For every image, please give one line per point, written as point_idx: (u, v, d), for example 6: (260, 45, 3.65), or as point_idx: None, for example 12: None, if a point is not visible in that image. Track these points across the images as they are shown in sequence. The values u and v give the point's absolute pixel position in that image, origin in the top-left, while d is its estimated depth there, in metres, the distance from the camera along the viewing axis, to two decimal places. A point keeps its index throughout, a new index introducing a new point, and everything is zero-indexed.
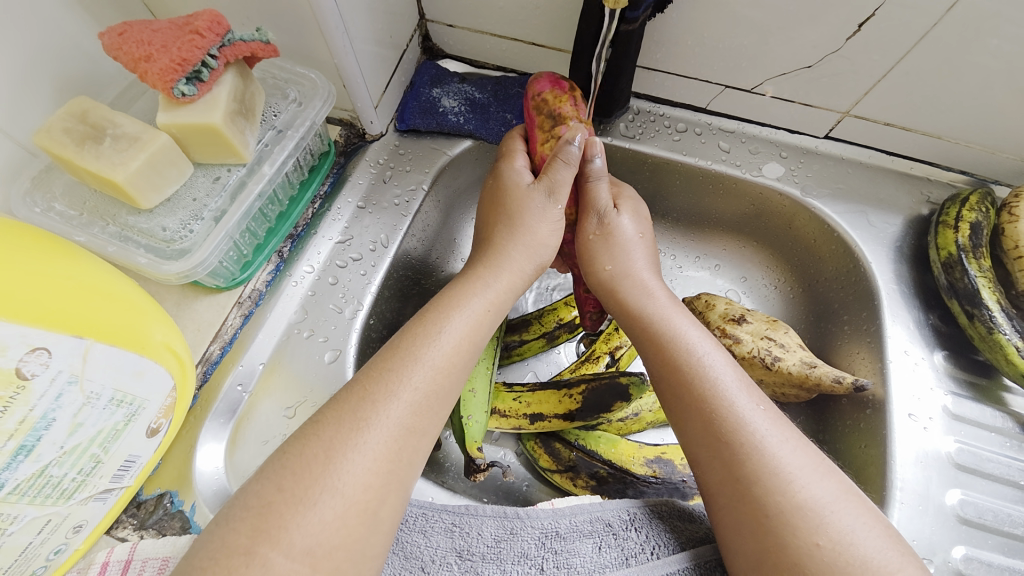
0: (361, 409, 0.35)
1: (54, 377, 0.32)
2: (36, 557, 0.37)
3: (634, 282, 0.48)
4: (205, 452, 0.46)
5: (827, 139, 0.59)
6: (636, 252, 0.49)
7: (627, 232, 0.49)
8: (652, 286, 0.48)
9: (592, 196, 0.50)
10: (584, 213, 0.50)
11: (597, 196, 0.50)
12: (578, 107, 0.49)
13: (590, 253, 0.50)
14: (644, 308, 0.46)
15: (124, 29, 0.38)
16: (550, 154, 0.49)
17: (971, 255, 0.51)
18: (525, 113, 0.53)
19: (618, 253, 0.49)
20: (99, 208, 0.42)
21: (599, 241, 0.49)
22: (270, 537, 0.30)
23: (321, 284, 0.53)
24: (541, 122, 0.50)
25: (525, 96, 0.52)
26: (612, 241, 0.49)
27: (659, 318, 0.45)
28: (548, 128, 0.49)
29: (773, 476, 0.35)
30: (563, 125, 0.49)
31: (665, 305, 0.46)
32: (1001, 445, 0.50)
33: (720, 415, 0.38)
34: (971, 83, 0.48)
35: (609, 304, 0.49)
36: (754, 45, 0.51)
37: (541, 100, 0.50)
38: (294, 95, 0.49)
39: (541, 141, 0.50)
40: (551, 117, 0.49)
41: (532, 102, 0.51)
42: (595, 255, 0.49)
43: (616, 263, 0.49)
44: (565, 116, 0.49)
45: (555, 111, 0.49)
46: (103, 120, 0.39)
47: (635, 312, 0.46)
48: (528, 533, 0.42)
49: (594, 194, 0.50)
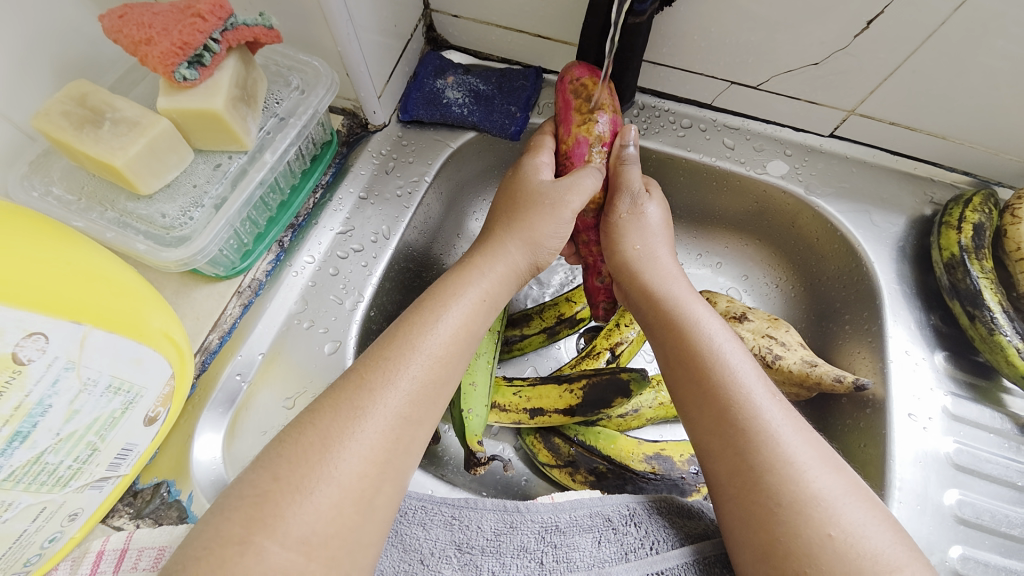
0: (359, 398, 0.35)
1: (50, 363, 0.31)
2: (31, 544, 0.37)
3: (657, 267, 0.48)
4: (203, 442, 0.45)
5: (832, 137, 0.59)
6: (660, 239, 0.50)
7: (654, 219, 0.50)
8: (669, 275, 0.48)
9: (625, 177, 0.49)
10: (616, 193, 0.50)
11: (630, 179, 0.49)
12: (612, 95, 0.49)
13: (619, 232, 0.50)
14: (661, 295, 0.46)
15: (125, 12, 0.37)
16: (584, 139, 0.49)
17: (974, 256, 0.51)
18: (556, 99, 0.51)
19: (646, 236, 0.49)
20: (97, 193, 0.41)
21: (631, 221, 0.50)
22: (265, 527, 0.30)
23: (321, 274, 0.52)
24: (578, 106, 0.48)
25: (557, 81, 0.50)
26: (643, 222, 0.50)
27: (676, 306, 0.45)
28: (585, 111, 0.48)
29: (786, 466, 0.35)
30: (602, 110, 0.48)
31: (683, 294, 0.46)
32: (999, 447, 0.50)
33: (734, 403, 0.38)
34: (979, 83, 0.48)
35: (627, 290, 0.49)
36: (762, 41, 0.51)
37: (580, 86, 0.48)
38: (297, 82, 0.48)
39: (575, 124, 0.49)
40: (589, 102, 0.48)
41: (568, 86, 0.49)
42: (625, 233, 0.50)
43: (645, 244, 0.49)
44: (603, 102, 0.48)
45: (593, 96, 0.48)
46: (103, 104, 0.38)
47: (651, 300, 0.46)
48: (528, 527, 0.41)
49: (629, 177, 0.49)
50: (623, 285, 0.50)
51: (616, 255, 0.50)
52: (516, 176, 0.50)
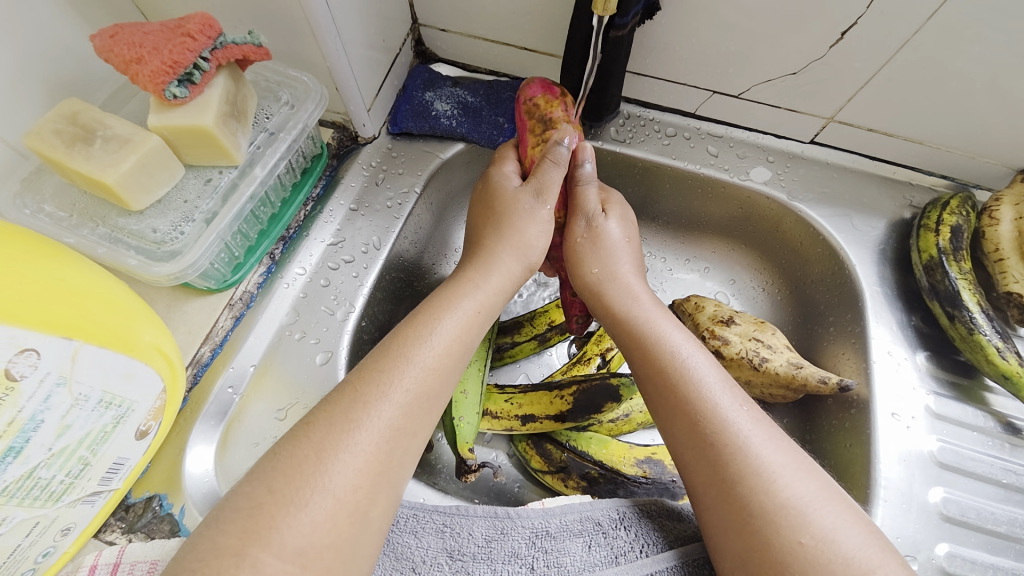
0: (353, 410, 0.36)
1: (43, 379, 0.32)
2: (25, 558, 0.37)
3: (624, 283, 0.49)
4: (195, 454, 0.45)
5: (812, 144, 0.61)
6: (621, 256, 0.50)
7: (615, 236, 0.51)
8: (637, 291, 0.49)
9: (581, 200, 0.50)
10: (573, 214, 0.51)
11: (587, 201, 0.50)
12: (567, 113, 0.50)
13: (579, 256, 0.51)
14: (630, 312, 0.47)
15: (116, 32, 0.38)
16: (539, 159, 0.50)
17: (952, 258, 0.53)
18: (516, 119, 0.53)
19: (606, 258, 0.50)
20: (89, 210, 0.42)
21: (586, 244, 0.51)
22: (260, 538, 0.30)
23: (312, 285, 0.53)
24: (533, 126, 0.50)
25: (516, 100, 0.53)
26: (599, 244, 0.50)
27: (643, 322, 0.46)
28: (539, 132, 0.50)
29: (756, 475, 0.36)
30: (554, 129, 0.49)
31: (650, 309, 0.47)
32: (982, 444, 0.51)
33: (703, 416, 0.39)
34: (952, 89, 0.49)
35: (595, 308, 0.50)
36: (742, 52, 0.52)
37: (533, 105, 0.50)
38: (287, 97, 0.49)
39: (531, 145, 0.50)
40: (542, 122, 0.50)
41: (524, 106, 0.51)
42: (582, 258, 0.50)
43: (603, 266, 0.50)
44: (556, 121, 0.49)
45: (546, 116, 0.49)
46: (94, 122, 0.39)
47: (620, 319, 0.47)
48: (520, 533, 0.42)
49: (585, 199, 0.50)
50: (591, 304, 0.50)
51: (576, 280, 0.51)
52: (486, 188, 0.51)
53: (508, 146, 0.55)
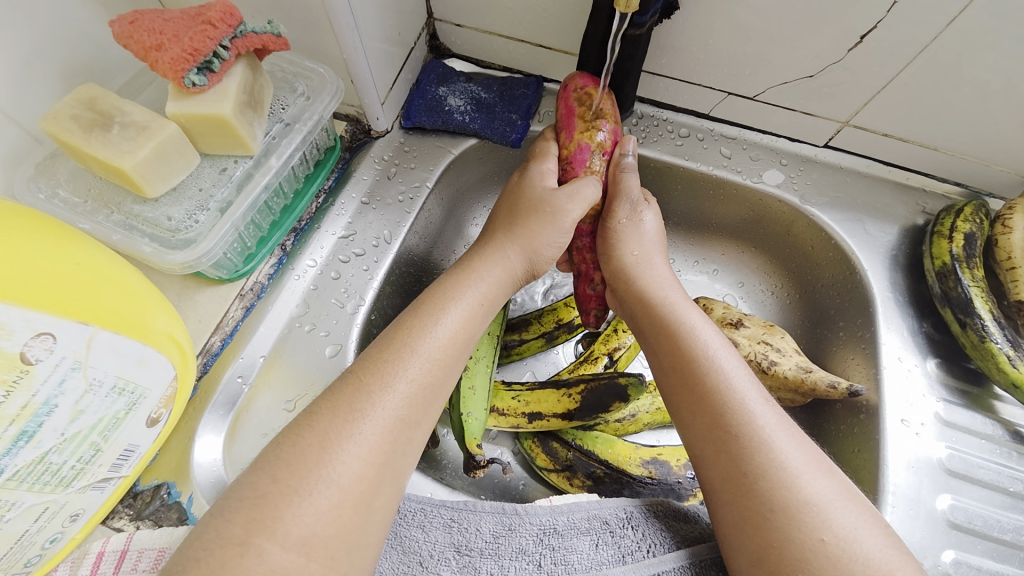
0: (357, 400, 0.36)
1: (58, 363, 0.32)
2: (33, 544, 0.37)
3: (651, 276, 0.49)
4: (203, 444, 0.45)
5: (826, 148, 0.60)
6: (655, 246, 0.52)
7: (650, 228, 0.52)
8: (664, 283, 0.49)
9: (622, 185, 0.50)
10: (614, 200, 0.51)
11: (629, 187, 0.50)
12: (613, 105, 0.50)
13: (616, 240, 0.51)
14: (656, 303, 0.47)
15: (136, 18, 0.38)
16: (586, 145, 0.50)
17: (965, 265, 0.52)
18: (557, 107, 0.52)
19: (644, 244, 0.51)
20: (103, 196, 0.42)
21: (628, 228, 0.51)
22: (265, 528, 0.30)
23: (323, 278, 0.53)
24: (581, 113, 0.50)
25: (561, 87, 0.51)
26: (641, 230, 0.51)
27: (669, 314, 0.46)
28: (588, 119, 0.49)
29: (778, 472, 0.36)
30: (604, 120, 0.50)
31: (675, 303, 0.47)
32: (991, 452, 0.51)
33: (728, 409, 0.39)
34: (969, 96, 0.49)
35: (622, 297, 0.50)
36: (758, 54, 0.52)
37: (584, 93, 0.49)
38: (302, 88, 0.49)
39: (579, 131, 0.50)
40: (593, 110, 0.49)
41: (571, 93, 0.50)
42: (622, 240, 0.51)
43: (642, 250, 0.51)
44: (604, 111, 0.50)
45: (597, 104, 0.49)
46: (112, 108, 0.39)
47: (646, 308, 0.47)
48: (527, 530, 0.42)
49: (626, 186, 0.50)
50: (620, 292, 0.50)
51: (613, 262, 0.51)
52: (523, 181, 0.51)
53: (544, 135, 0.54)
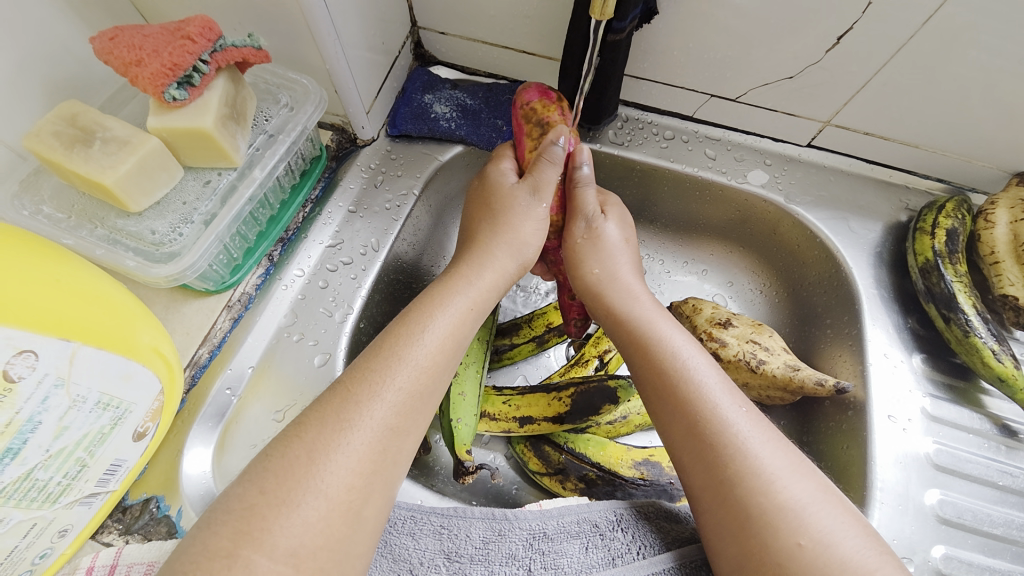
0: (346, 411, 0.36)
1: (41, 380, 0.32)
2: (22, 561, 0.37)
3: (620, 287, 0.49)
4: (192, 456, 0.45)
5: (809, 147, 0.61)
6: (620, 257, 0.51)
7: (613, 238, 0.51)
8: (635, 292, 0.49)
9: (579, 201, 0.50)
10: (572, 219, 0.51)
11: (584, 202, 0.50)
12: (565, 117, 0.50)
13: (577, 257, 0.51)
14: (629, 314, 0.47)
15: (116, 34, 0.38)
16: (538, 162, 0.50)
17: (948, 260, 0.53)
18: (512, 123, 0.53)
19: (605, 258, 0.50)
20: (87, 211, 0.42)
21: (586, 245, 0.51)
22: (252, 540, 0.30)
23: (311, 287, 0.53)
24: (530, 130, 0.50)
25: (513, 106, 0.53)
26: (598, 245, 0.51)
27: (643, 325, 0.46)
28: (536, 135, 0.50)
29: (755, 477, 0.36)
30: (552, 133, 0.49)
31: (649, 312, 0.47)
32: (979, 446, 0.51)
33: (703, 417, 0.39)
34: (948, 93, 0.50)
35: (594, 310, 0.50)
36: (738, 56, 0.53)
37: (530, 110, 0.50)
38: (286, 100, 0.49)
39: (529, 148, 0.50)
40: (539, 126, 0.50)
41: (520, 110, 0.51)
42: (581, 258, 0.51)
43: (603, 266, 0.50)
44: (552, 124, 0.49)
45: (542, 120, 0.49)
46: (93, 124, 0.39)
47: (620, 320, 0.47)
48: (517, 534, 0.42)
49: (582, 200, 0.50)
50: (590, 305, 0.51)
51: (576, 279, 0.51)
52: (484, 186, 0.52)
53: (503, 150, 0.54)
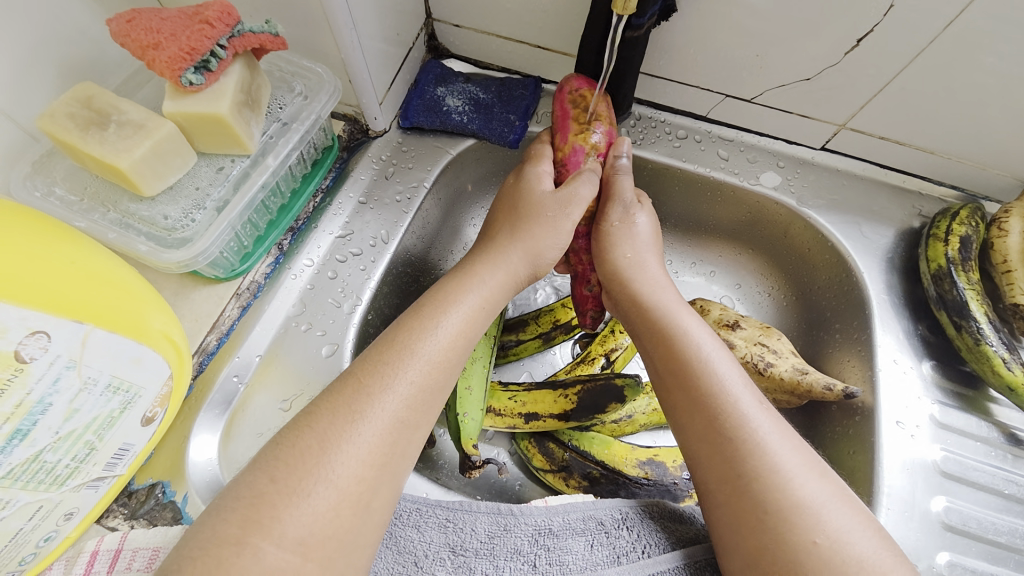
0: (356, 401, 0.36)
1: (52, 362, 0.32)
2: (27, 543, 0.37)
3: (645, 277, 0.49)
4: (198, 443, 0.45)
5: (823, 150, 0.61)
6: (648, 248, 0.51)
7: (643, 230, 0.51)
8: (660, 284, 0.49)
9: (616, 188, 0.50)
10: (608, 203, 0.51)
11: (623, 189, 0.50)
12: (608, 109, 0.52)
13: (609, 242, 0.51)
14: (652, 305, 0.47)
15: (133, 17, 0.38)
16: (580, 147, 0.50)
17: (961, 268, 0.53)
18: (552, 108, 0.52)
19: (636, 247, 0.50)
20: (100, 194, 0.42)
21: (621, 231, 0.51)
22: (262, 528, 0.30)
23: (320, 277, 0.53)
24: (575, 116, 0.50)
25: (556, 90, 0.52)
26: (633, 233, 0.51)
27: (664, 317, 0.46)
28: (582, 121, 0.50)
29: (773, 474, 0.36)
30: (598, 121, 0.50)
31: (670, 304, 0.47)
32: (986, 455, 0.51)
33: (723, 411, 0.39)
34: (966, 100, 0.49)
35: (618, 298, 0.50)
36: (755, 56, 0.52)
37: (579, 95, 0.50)
38: (300, 88, 0.49)
39: (573, 133, 0.50)
40: (588, 112, 0.50)
41: (565, 96, 0.51)
42: (616, 243, 0.50)
43: (635, 253, 0.50)
44: (601, 113, 0.51)
45: (592, 107, 0.50)
46: (108, 107, 0.39)
47: (642, 310, 0.47)
48: (521, 530, 0.42)
49: (620, 187, 0.50)
50: (614, 293, 0.50)
51: (607, 264, 0.51)
52: (518, 185, 0.51)
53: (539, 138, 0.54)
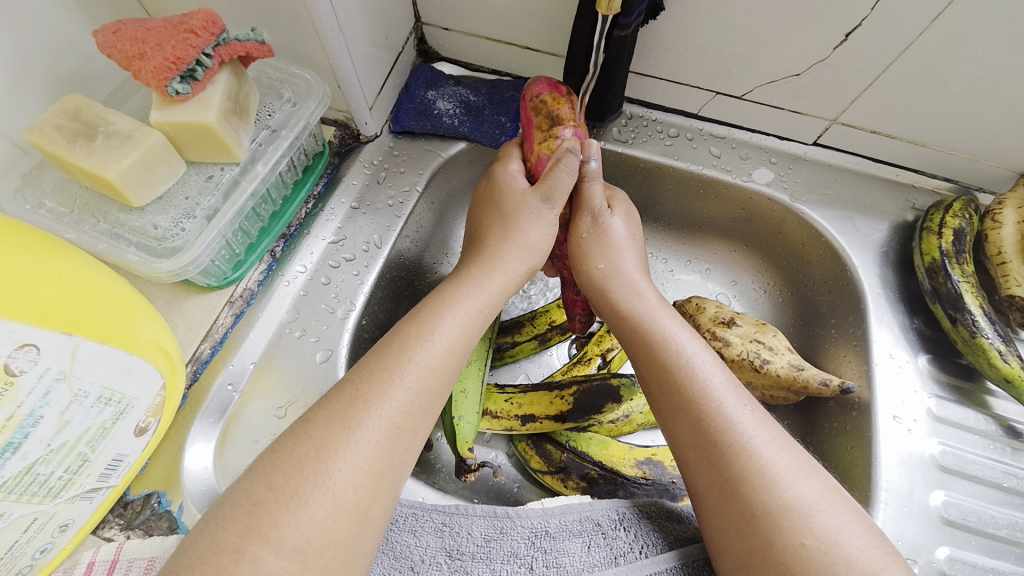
0: (352, 408, 0.35)
1: (42, 374, 0.32)
2: (23, 555, 0.37)
3: (625, 284, 0.49)
4: (194, 452, 0.45)
5: (815, 145, 0.61)
6: (626, 252, 0.51)
7: (619, 233, 0.51)
8: (641, 287, 0.49)
9: (586, 195, 0.51)
10: (578, 211, 0.51)
11: (591, 197, 0.50)
12: (573, 111, 0.50)
13: (582, 253, 0.51)
14: (634, 310, 0.47)
15: (118, 28, 0.38)
16: (545, 155, 0.50)
17: (955, 260, 0.52)
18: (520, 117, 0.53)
19: (611, 253, 0.50)
20: (90, 205, 0.42)
21: (592, 240, 0.51)
22: (260, 535, 0.30)
23: (313, 283, 0.53)
24: (540, 123, 0.50)
25: (522, 98, 0.52)
26: (606, 239, 0.51)
27: (647, 321, 0.46)
28: (545, 128, 0.50)
29: (760, 476, 0.36)
30: (561, 126, 0.49)
31: (653, 309, 0.47)
32: (985, 448, 0.51)
33: (708, 415, 0.39)
34: (957, 92, 0.49)
35: (600, 304, 0.50)
36: (744, 53, 0.52)
37: (539, 102, 0.50)
38: (289, 95, 0.49)
39: (537, 141, 0.50)
40: (549, 118, 0.49)
41: (530, 103, 0.51)
42: (588, 253, 0.51)
43: (609, 261, 0.50)
44: (563, 117, 0.49)
45: (553, 112, 0.49)
46: (96, 118, 0.39)
47: (625, 316, 0.47)
48: (518, 533, 0.42)
49: (589, 195, 0.51)
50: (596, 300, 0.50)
51: (584, 274, 0.50)
52: (492, 186, 0.51)
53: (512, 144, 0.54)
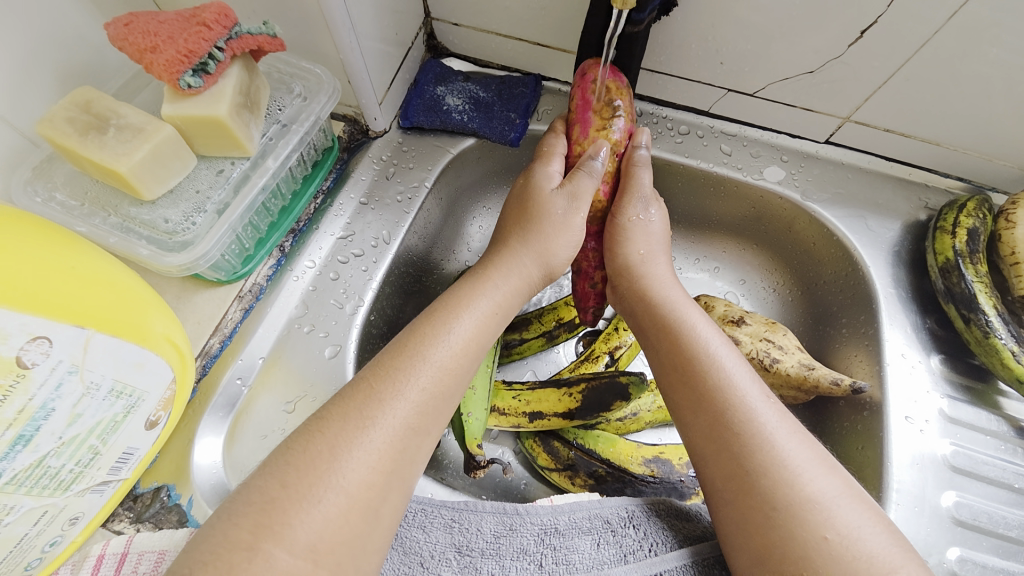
0: (366, 406, 0.35)
1: (54, 367, 0.32)
2: (33, 548, 0.37)
3: (653, 276, 0.49)
4: (203, 446, 0.45)
5: (827, 143, 0.60)
6: (658, 246, 0.51)
7: (654, 227, 0.51)
8: (667, 280, 0.49)
9: (633, 181, 0.49)
10: (624, 197, 0.50)
11: (640, 184, 0.49)
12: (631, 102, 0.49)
13: (624, 235, 0.50)
14: (658, 301, 0.47)
15: (130, 20, 0.38)
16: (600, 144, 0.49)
17: (968, 260, 0.52)
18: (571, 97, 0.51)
19: (646, 244, 0.50)
20: (101, 199, 0.42)
21: (637, 226, 0.50)
22: (273, 533, 0.30)
23: (322, 279, 0.52)
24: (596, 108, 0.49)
25: (576, 74, 0.50)
26: (648, 228, 0.50)
27: (671, 312, 0.46)
28: (605, 115, 0.49)
29: (781, 469, 0.35)
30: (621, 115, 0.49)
31: (679, 301, 0.47)
32: (997, 449, 0.50)
33: (730, 406, 0.39)
34: (972, 90, 0.49)
35: (625, 294, 0.50)
36: (757, 50, 0.52)
37: (603, 87, 0.48)
38: (299, 89, 0.49)
39: (595, 128, 0.49)
40: (609, 105, 0.48)
41: (586, 84, 0.48)
42: (631, 236, 0.50)
43: (646, 250, 0.50)
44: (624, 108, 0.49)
45: (615, 100, 0.48)
46: (107, 111, 0.39)
47: (647, 307, 0.47)
48: (528, 529, 0.42)
49: (638, 182, 0.49)
50: (622, 290, 0.50)
51: (617, 260, 0.50)
52: (527, 186, 0.50)
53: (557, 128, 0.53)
